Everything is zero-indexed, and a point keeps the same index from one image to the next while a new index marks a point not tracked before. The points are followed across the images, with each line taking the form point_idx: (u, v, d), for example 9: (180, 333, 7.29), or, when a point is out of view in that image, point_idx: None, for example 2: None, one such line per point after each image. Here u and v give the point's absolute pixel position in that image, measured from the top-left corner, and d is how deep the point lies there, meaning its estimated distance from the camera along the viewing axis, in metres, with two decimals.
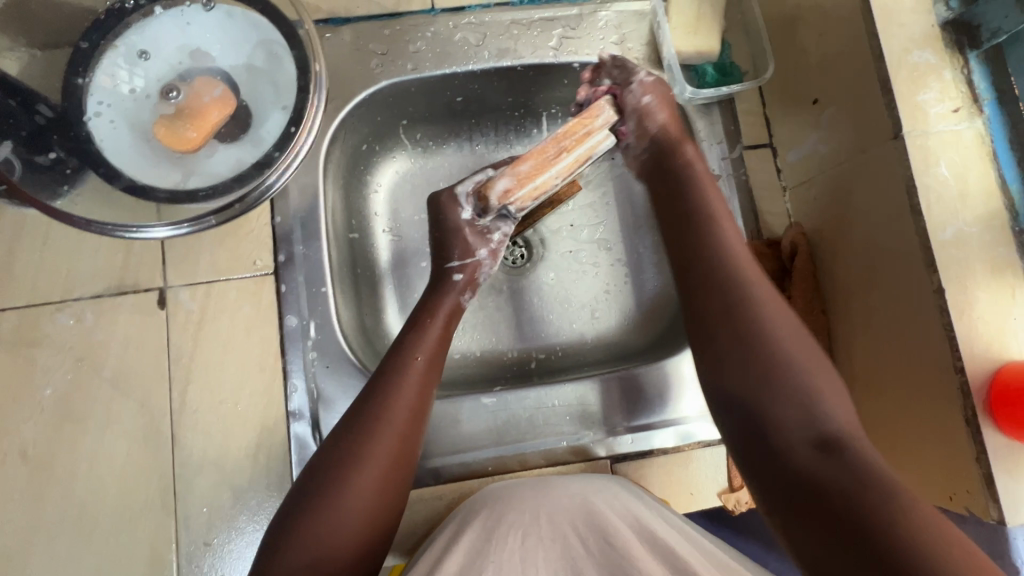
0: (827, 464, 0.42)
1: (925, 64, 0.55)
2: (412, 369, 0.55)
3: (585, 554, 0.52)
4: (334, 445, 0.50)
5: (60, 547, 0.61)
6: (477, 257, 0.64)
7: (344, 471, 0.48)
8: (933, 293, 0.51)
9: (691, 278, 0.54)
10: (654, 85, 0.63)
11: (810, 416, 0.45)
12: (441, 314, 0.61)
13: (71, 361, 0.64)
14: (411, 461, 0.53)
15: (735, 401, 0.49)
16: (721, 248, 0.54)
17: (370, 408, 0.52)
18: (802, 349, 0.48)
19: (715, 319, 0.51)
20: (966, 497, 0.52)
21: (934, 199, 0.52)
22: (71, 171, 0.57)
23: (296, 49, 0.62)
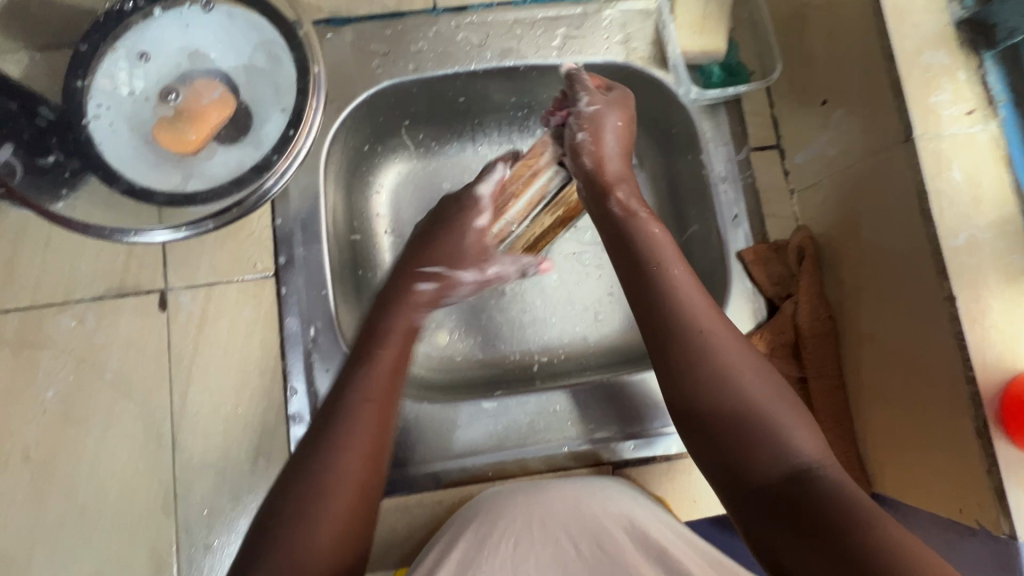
0: (800, 495, 0.41)
1: (938, 65, 0.54)
2: (366, 410, 0.49)
3: (578, 559, 0.51)
4: (291, 484, 0.45)
5: (61, 548, 0.61)
6: (459, 270, 0.62)
7: (293, 534, 0.43)
8: (944, 301, 0.50)
9: (643, 318, 0.51)
10: (590, 119, 0.61)
11: (777, 448, 0.43)
12: (396, 339, 0.55)
13: (73, 363, 0.64)
14: (371, 508, 0.47)
15: (700, 440, 0.47)
16: (667, 282, 0.51)
17: (317, 459, 0.46)
18: (764, 385, 0.47)
19: (671, 360, 0.48)
20: (976, 509, 0.51)
21: (946, 204, 0.51)
22: (70, 174, 0.56)
23: (295, 50, 0.61)
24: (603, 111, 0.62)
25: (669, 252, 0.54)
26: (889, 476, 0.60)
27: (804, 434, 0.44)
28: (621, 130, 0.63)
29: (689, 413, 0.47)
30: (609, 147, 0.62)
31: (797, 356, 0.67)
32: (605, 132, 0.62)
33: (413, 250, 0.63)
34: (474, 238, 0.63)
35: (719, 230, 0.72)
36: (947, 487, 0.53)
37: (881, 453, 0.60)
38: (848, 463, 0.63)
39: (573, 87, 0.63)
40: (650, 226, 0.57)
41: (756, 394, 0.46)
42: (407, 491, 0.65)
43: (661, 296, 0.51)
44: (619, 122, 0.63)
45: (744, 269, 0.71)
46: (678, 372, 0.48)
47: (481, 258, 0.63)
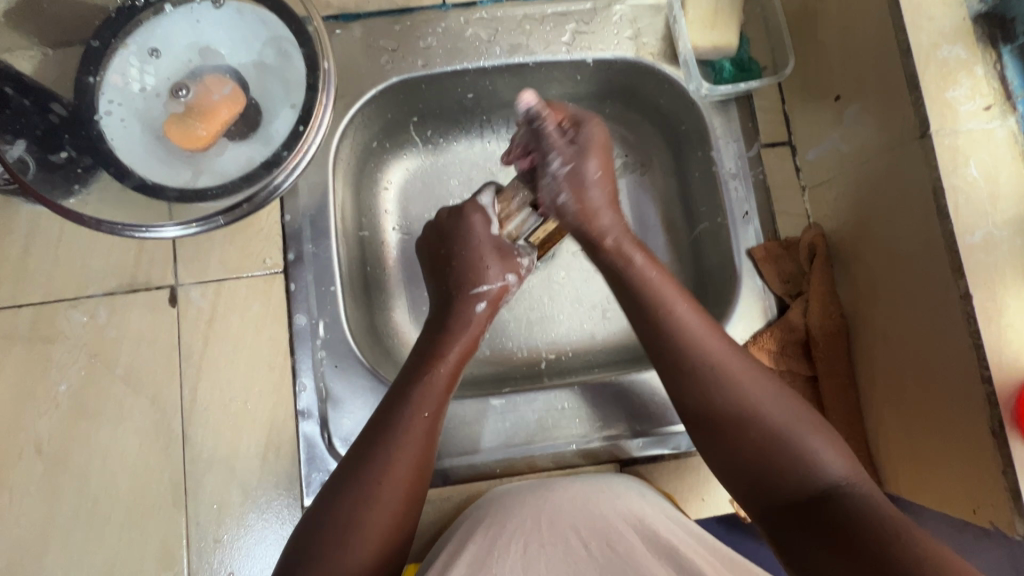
0: (832, 510, 0.46)
1: (955, 60, 0.53)
2: (417, 426, 0.53)
3: (588, 559, 0.51)
4: (336, 498, 0.49)
5: (73, 541, 0.61)
6: (504, 281, 0.63)
7: (347, 538, 0.47)
8: (959, 299, 0.49)
9: (664, 365, 0.55)
10: (568, 177, 0.60)
11: (808, 469, 0.48)
12: (452, 355, 0.58)
13: (85, 357, 0.65)
14: (414, 515, 0.52)
15: (732, 467, 0.51)
16: (677, 328, 0.55)
17: (371, 470, 0.50)
18: (784, 411, 0.51)
19: (694, 402, 0.53)
20: (990, 510, 0.50)
21: (962, 201, 0.50)
22: (82, 170, 0.57)
23: (305, 47, 0.61)
24: (578, 166, 0.60)
25: (674, 295, 0.57)
26: (901, 476, 0.60)
27: (828, 454, 0.49)
28: (604, 181, 0.61)
29: (719, 447, 0.52)
30: (594, 201, 0.61)
31: (808, 354, 0.67)
32: (587, 188, 0.60)
33: (450, 275, 0.62)
34: (493, 244, 0.62)
35: (729, 227, 0.71)
36: (961, 488, 0.53)
37: (894, 453, 0.60)
38: (859, 461, 0.62)
39: (541, 139, 0.61)
40: (648, 270, 0.59)
41: (778, 421, 0.50)
42: None
43: (673, 345, 0.55)
44: (597, 167, 0.61)
45: (754, 267, 0.70)
46: (704, 413, 0.53)
47: (512, 265, 0.63)
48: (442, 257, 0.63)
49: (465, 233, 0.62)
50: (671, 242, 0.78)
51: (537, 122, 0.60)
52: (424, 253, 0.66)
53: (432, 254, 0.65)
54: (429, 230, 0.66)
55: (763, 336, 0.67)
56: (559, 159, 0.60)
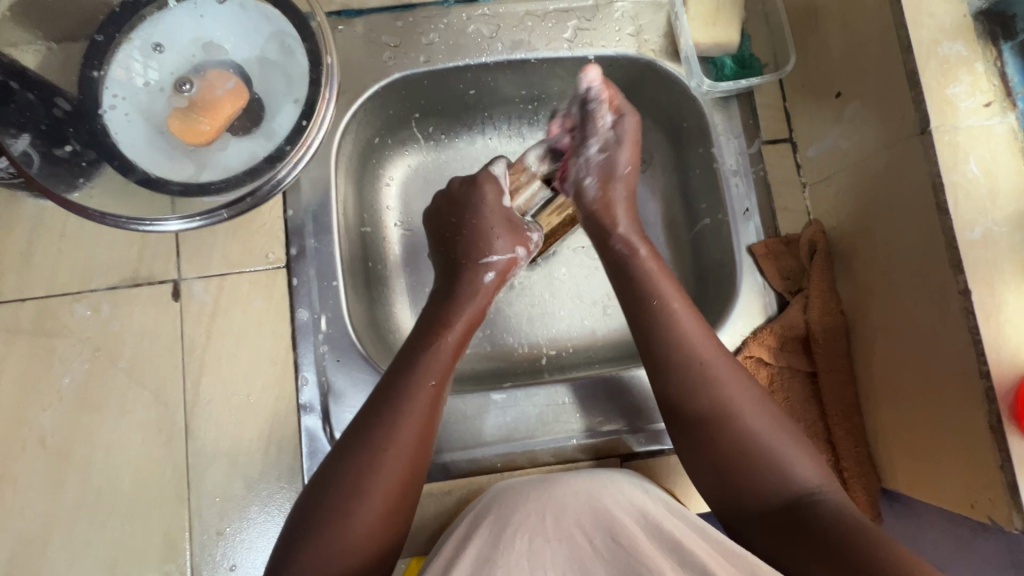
0: (798, 516, 0.48)
1: (956, 57, 0.53)
2: (423, 394, 0.53)
3: (592, 553, 0.51)
4: (339, 467, 0.50)
5: (77, 533, 0.62)
6: (512, 253, 0.62)
7: (348, 504, 0.48)
8: (958, 295, 0.50)
9: (656, 363, 0.56)
10: (601, 165, 0.61)
11: (782, 476, 0.50)
12: (459, 326, 0.58)
13: (88, 351, 0.65)
14: (419, 481, 0.52)
15: (708, 466, 0.53)
16: (672, 327, 0.56)
17: (375, 439, 0.50)
18: (764, 418, 0.52)
19: (682, 402, 0.54)
20: (988, 505, 0.50)
21: (962, 197, 0.51)
22: (87, 164, 0.57)
23: (308, 42, 0.61)
24: (614, 157, 0.61)
25: (670, 296, 0.57)
26: (899, 472, 0.60)
27: (801, 460, 0.51)
28: (630, 175, 0.63)
29: (698, 447, 0.53)
30: (616, 194, 0.62)
31: (808, 350, 0.67)
32: (614, 180, 0.62)
33: (459, 244, 0.62)
34: (505, 216, 0.62)
35: (730, 224, 0.71)
36: (958, 483, 0.53)
37: (892, 449, 0.60)
38: (857, 457, 0.63)
39: (588, 119, 0.61)
40: (648, 265, 0.59)
41: (757, 429, 0.52)
42: None
43: (665, 344, 0.56)
44: (628, 162, 0.62)
45: (755, 264, 0.70)
46: (688, 413, 0.54)
47: (522, 237, 0.63)
48: (452, 226, 0.63)
49: (477, 204, 0.62)
50: (672, 239, 0.79)
51: (591, 101, 0.60)
52: (430, 224, 0.66)
53: (440, 224, 0.65)
54: (439, 202, 0.66)
55: (763, 332, 0.67)
56: (600, 140, 0.61)
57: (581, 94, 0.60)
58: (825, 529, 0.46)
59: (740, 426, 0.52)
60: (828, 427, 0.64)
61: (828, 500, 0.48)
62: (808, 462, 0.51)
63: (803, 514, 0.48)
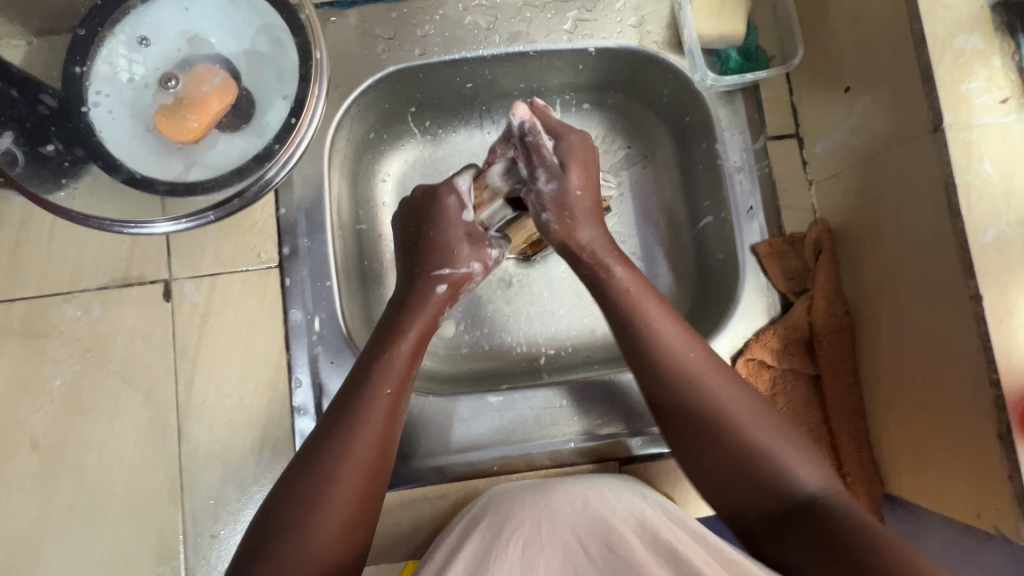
0: (808, 527, 0.45)
1: (972, 50, 0.51)
2: (379, 403, 0.52)
3: (586, 561, 0.50)
4: (304, 479, 0.49)
5: (71, 535, 0.62)
6: (467, 269, 0.61)
7: (308, 517, 0.47)
8: (969, 300, 0.48)
9: (644, 377, 0.54)
10: (553, 198, 0.58)
11: (787, 483, 0.48)
12: (413, 333, 0.57)
13: (79, 352, 0.64)
14: (381, 492, 0.51)
15: (706, 476, 0.51)
16: (654, 341, 0.54)
17: (334, 450, 0.49)
18: (759, 425, 0.50)
19: (671, 412, 0.53)
20: (995, 513, 0.49)
21: (975, 198, 0.49)
22: (71, 164, 0.56)
23: (298, 35, 0.60)
24: (563, 185, 0.57)
25: (652, 308, 0.56)
26: (903, 477, 0.59)
27: (806, 467, 0.48)
28: (586, 196, 0.59)
29: (696, 460, 0.51)
30: (575, 218, 0.59)
31: (811, 352, 0.65)
32: (570, 207, 0.58)
33: (416, 255, 0.61)
34: (466, 232, 0.61)
35: (733, 222, 0.69)
36: (964, 489, 0.52)
37: (896, 452, 0.59)
38: (860, 461, 0.62)
39: (531, 153, 0.57)
40: (625, 283, 0.58)
41: (758, 439, 0.49)
42: (413, 484, 0.65)
43: (650, 360, 0.54)
44: (580, 182, 0.58)
45: (758, 264, 0.68)
46: (682, 426, 0.52)
47: (479, 253, 0.61)
48: (413, 235, 0.62)
49: (437, 214, 0.61)
50: (673, 237, 0.77)
51: (527, 134, 0.56)
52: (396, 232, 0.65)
53: (403, 233, 0.63)
54: (403, 208, 0.64)
55: (766, 334, 0.66)
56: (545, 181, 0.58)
57: (513, 133, 0.58)
58: (833, 537, 0.44)
59: (735, 439, 0.49)
60: (831, 430, 0.63)
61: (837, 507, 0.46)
62: (813, 467, 0.48)
63: (811, 521, 0.45)
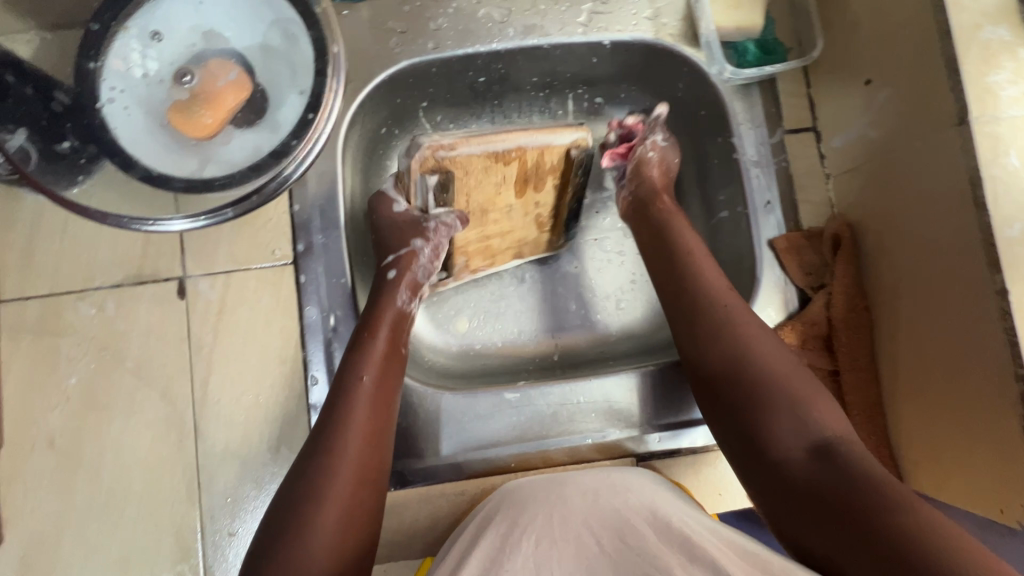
0: (822, 474, 0.45)
1: (999, 42, 0.50)
2: (362, 395, 0.54)
3: (600, 554, 0.50)
4: (302, 477, 0.49)
5: (88, 533, 0.61)
6: (410, 246, 0.65)
7: (308, 516, 0.47)
8: (995, 294, 0.48)
9: (678, 309, 0.58)
10: (664, 148, 0.69)
11: (802, 427, 0.48)
12: (384, 327, 0.60)
13: (94, 350, 0.64)
14: (382, 478, 0.53)
15: (727, 419, 0.52)
16: (695, 276, 0.59)
17: (326, 445, 0.51)
18: (782, 367, 0.52)
19: (696, 346, 0.56)
20: (1018, 509, 0.49)
21: (1001, 192, 0.48)
22: (84, 161, 0.55)
23: (313, 30, 0.59)
24: (672, 148, 0.70)
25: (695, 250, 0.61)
26: (924, 473, 0.59)
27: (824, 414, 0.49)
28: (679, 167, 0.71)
29: (717, 397, 0.53)
30: (670, 168, 0.69)
31: (830, 348, 0.65)
32: (669, 159, 0.69)
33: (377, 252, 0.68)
34: (404, 220, 0.66)
35: (750, 217, 0.69)
36: (988, 485, 0.52)
37: (916, 448, 0.59)
38: (879, 456, 0.61)
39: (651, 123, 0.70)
40: (677, 228, 0.63)
41: (778, 379, 0.51)
42: (430, 481, 0.65)
43: (687, 298, 0.58)
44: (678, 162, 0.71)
45: (776, 259, 0.68)
46: (708, 361, 0.54)
47: (420, 230, 0.65)
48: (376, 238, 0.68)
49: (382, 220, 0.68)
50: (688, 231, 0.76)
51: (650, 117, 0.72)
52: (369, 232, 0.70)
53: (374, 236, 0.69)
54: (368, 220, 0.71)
55: (785, 330, 0.65)
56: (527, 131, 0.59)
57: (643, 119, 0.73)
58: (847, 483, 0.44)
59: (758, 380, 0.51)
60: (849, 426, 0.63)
61: (851, 454, 0.46)
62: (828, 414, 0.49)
63: (826, 469, 0.45)
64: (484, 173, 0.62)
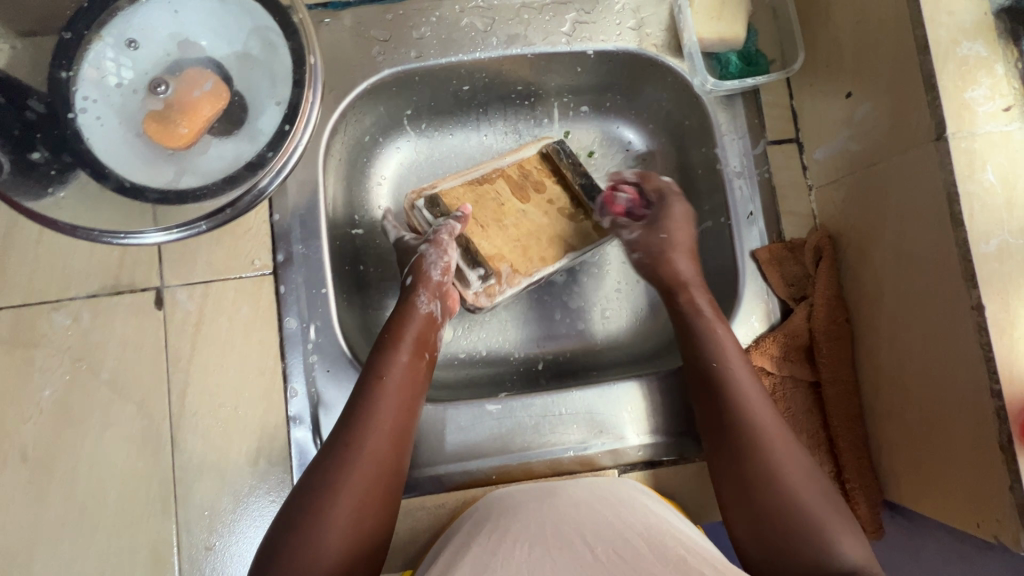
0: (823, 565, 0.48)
1: (975, 57, 0.50)
2: (382, 438, 0.55)
3: (592, 561, 0.48)
4: (301, 498, 0.51)
5: (62, 548, 0.60)
6: (418, 253, 0.66)
7: (309, 541, 0.49)
8: (971, 310, 0.48)
9: (698, 377, 0.60)
10: (640, 240, 0.69)
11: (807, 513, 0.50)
12: (405, 351, 0.60)
13: (69, 361, 0.63)
14: (388, 520, 0.54)
15: (734, 483, 0.54)
16: (717, 343, 0.60)
17: (335, 481, 0.52)
18: (791, 451, 0.54)
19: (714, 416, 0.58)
20: (994, 524, 0.49)
21: (978, 207, 0.48)
22: (55, 172, 0.54)
23: (292, 39, 0.58)
24: (647, 233, 0.68)
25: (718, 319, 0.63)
26: (904, 487, 0.59)
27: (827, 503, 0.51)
28: (680, 239, 0.68)
29: (729, 464, 0.55)
30: (673, 256, 0.67)
31: (812, 359, 0.65)
32: (660, 247, 0.68)
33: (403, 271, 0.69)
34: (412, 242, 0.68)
35: (734, 228, 0.69)
36: (966, 500, 0.52)
37: (897, 462, 0.59)
38: (861, 470, 0.61)
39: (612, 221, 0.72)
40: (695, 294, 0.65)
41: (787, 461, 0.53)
42: (410, 493, 0.64)
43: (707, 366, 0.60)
44: (672, 231, 0.68)
45: (758, 270, 0.68)
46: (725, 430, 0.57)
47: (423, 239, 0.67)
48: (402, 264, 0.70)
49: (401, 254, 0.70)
50: None
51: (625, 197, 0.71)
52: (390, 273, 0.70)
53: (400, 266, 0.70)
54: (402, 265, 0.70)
55: (766, 341, 0.65)
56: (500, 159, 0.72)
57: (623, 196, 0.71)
58: None
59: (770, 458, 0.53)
60: (831, 438, 0.63)
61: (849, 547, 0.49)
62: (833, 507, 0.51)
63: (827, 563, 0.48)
64: (478, 200, 0.70)
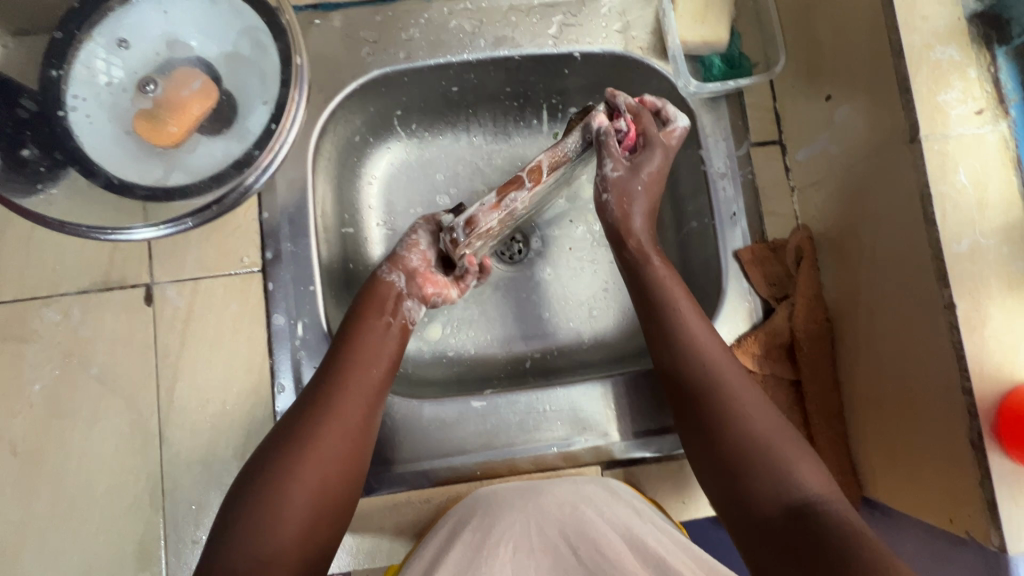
0: (794, 520, 0.48)
1: (948, 61, 0.51)
2: (351, 398, 0.56)
3: (575, 563, 0.53)
4: (262, 465, 0.52)
5: (51, 541, 0.61)
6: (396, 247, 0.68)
7: (274, 505, 0.50)
8: (944, 309, 0.49)
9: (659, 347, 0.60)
10: (615, 184, 0.65)
11: (776, 473, 0.51)
12: (374, 316, 0.61)
13: (59, 357, 0.63)
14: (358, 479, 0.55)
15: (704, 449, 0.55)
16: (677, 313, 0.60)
17: (301, 443, 0.52)
18: (760, 415, 0.54)
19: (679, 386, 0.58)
20: (966, 519, 0.50)
21: (950, 208, 0.49)
22: (44, 170, 0.55)
23: (279, 39, 0.59)
24: (625, 179, 0.64)
25: (675, 287, 0.62)
26: (881, 483, 0.60)
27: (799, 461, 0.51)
28: (647, 192, 0.66)
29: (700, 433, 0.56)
30: (633, 210, 0.65)
31: (793, 358, 0.65)
32: (630, 196, 0.65)
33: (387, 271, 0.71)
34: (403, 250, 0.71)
35: (717, 228, 0.70)
36: (939, 495, 0.53)
37: (875, 458, 0.60)
38: (841, 466, 0.62)
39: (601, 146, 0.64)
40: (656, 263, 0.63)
41: (756, 425, 0.53)
42: (397, 488, 0.65)
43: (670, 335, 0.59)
44: (646, 180, 0.65)
45: (741, 270, 0.69)
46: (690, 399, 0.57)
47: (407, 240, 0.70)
48: None
49: None
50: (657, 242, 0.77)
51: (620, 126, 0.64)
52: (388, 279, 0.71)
53: None
54: None
55: (748, 340, 0.66)
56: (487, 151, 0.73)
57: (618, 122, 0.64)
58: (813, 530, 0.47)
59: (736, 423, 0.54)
60: (812, 435, 0.64)
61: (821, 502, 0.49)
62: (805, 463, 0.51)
63: (799, 517, 0.48)
64: None
